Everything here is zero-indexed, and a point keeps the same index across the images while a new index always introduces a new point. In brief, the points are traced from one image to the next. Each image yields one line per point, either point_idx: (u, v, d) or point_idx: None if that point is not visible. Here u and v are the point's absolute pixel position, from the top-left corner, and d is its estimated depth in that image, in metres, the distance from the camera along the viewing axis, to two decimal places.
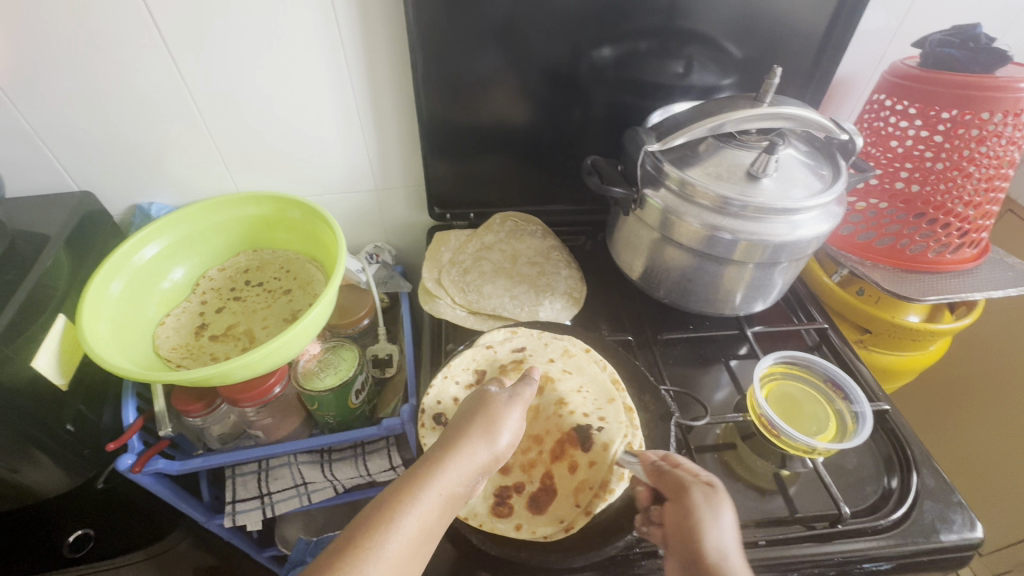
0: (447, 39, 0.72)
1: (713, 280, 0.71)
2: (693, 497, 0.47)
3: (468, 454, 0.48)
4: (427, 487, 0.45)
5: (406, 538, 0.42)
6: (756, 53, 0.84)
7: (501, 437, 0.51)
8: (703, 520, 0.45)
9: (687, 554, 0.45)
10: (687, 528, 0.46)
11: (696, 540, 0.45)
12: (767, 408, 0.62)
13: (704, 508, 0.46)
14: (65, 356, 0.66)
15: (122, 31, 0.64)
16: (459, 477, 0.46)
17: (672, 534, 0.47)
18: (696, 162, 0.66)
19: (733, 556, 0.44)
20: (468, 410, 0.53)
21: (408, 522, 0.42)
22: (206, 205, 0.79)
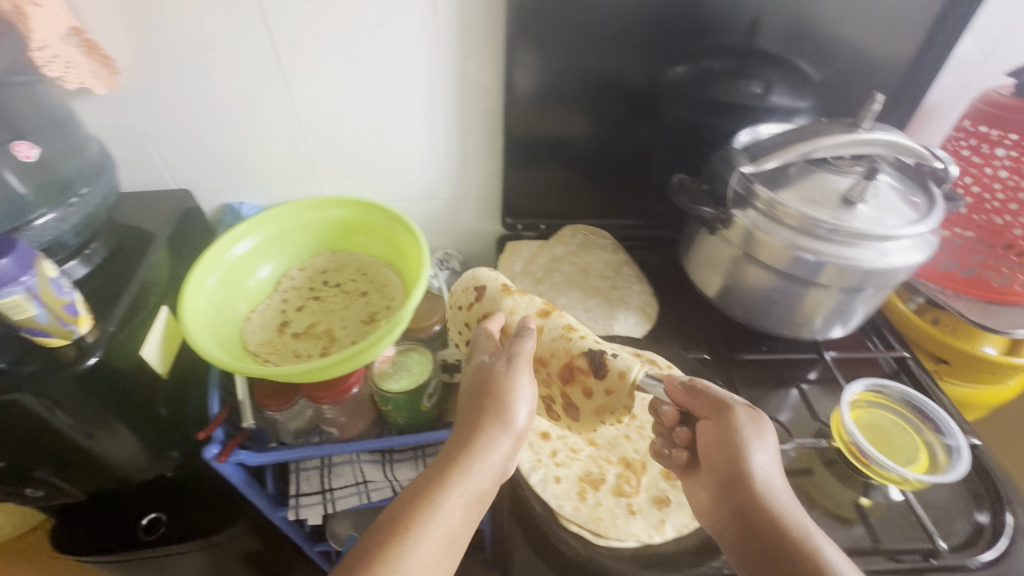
0: (537, 54, 0.74)
1: (796, 302, 0.71)
2: (738, 419, 0.51)
3: (491, 451, 0.51)
4: (451, 491, 0.48)
5: (433, 541, 0.47)
6: (838, 77, 0.84)
7: (519, 420, 0.52)
8: (747, 439, 0.50)
9: (729, 469, 0.50)
10: (730, 446, 0.51)
11: (741, 455, 0.50)
12: (857, 435, 0.62)
13: (748, 429, 0.51)
14: (167, 346, 0.68)
15: (236, 40, 0.67)
16: (481, 476, 0.50)
17: (712, 451, 0.52)
18: (789, 184, 0.66)
19: (772, 472, 0.50)
20: (482, 387, 0.53)
21: (432, 530, 0.47)
22: (291, 206, 0.82)
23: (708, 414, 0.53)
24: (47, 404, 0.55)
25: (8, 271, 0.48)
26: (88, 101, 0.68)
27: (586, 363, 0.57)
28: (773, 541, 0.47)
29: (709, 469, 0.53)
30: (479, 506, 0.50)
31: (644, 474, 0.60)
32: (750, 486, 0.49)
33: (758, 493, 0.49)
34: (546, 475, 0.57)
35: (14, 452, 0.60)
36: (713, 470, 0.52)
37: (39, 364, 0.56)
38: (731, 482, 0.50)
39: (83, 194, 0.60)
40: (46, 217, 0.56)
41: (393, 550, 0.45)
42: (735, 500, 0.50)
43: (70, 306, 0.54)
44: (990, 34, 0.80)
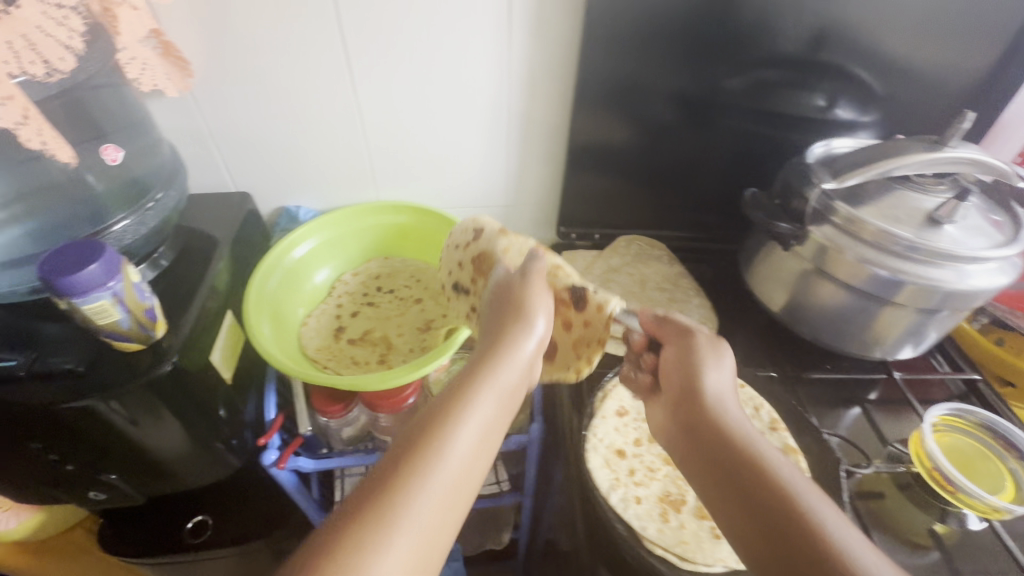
0: (608, 62, 0.73)
1: (869, 321, 0.69)
2: (694, 341, 0.52)
3: (517, 349, 0.48)
4: (481, 386, 0.45)
5: (468, 442, 0.42)
6: (906, 92, 0.82)
7: (542, 323, 0.51)
8: (702, 359, 0.51)
9: (685, 387, 0.51)
10: (688, 366, 0.52)
11: (693, 374, 0.51)
12: (942, 461, 0.61)
13: (705, 350, 0.52)
14: (229, 350, 0.68)
15: (308, 43, 0.66)
16: (510, 373, 0.47)
17: (671, 374, 0.53)
18: (870, 201, 0.65)
19: (726, 390, 0.50)
20: (505, 297, 0.53)
21: (467, 426, 0.43)
22: (348, 211, 0.81)
23: (672, 339, 0.54)
24: (122, 410, 0.55)
25: (97, 277, 0.48)
26: (159, 102, 0.68)
27: (568, 296, 0.55)
28: (718, 449, 0.46)
29: (667, 392, 0.53)
30: (510, 408, 0.47)
31: None
32: (700, 402, 0.49)
33: (707, 407, 0.49)
34: (626, 495, 0.56)
35: (82, 455, 0.59)
36: (670, 393, 0.53)
37: (115, 370, 0.55)
38: (683, 401, 0.51)
39: (158, 199, 0.58)
40: (125, 222, 0.55)
41: (431, 449, 0.41)
42: (686, 416, 0.50)
43: (150, 312, 0.54)
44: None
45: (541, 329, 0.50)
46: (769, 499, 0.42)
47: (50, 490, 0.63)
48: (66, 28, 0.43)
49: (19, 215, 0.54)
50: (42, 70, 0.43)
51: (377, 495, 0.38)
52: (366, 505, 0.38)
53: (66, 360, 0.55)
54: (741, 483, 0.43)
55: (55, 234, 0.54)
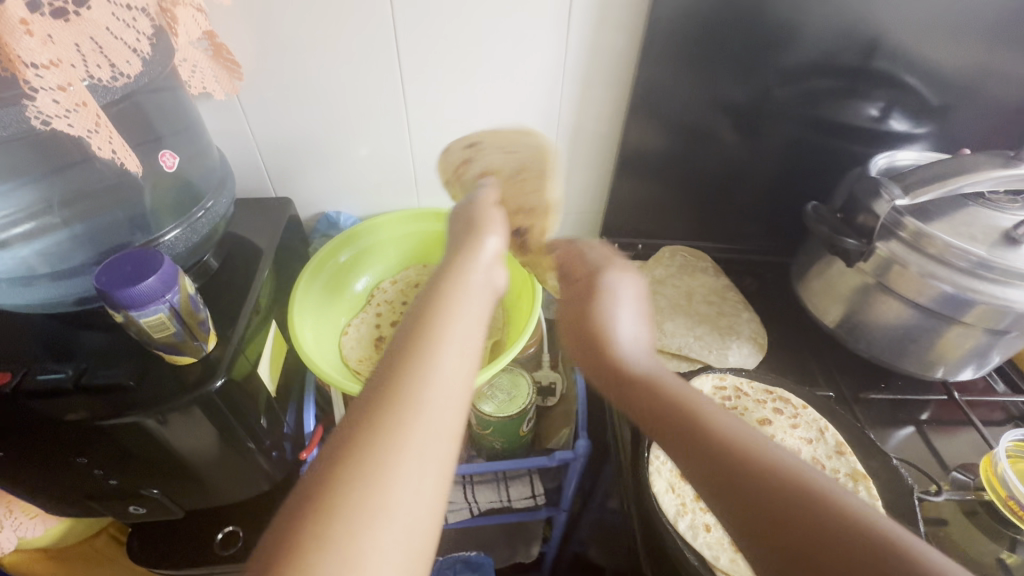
0: (664, 69, 0.70)
1: (934, 340, 0.67)
2: (588, 274, 0.50)
3: (475, 254, 0.46)
4: (446, 282, 0.41)
5: (451, 330, 0.37)
6: (967, 105, 0.79)
7: (494, 235, 0.49)
8: (602, 285, 0.49)
9: (583, 315, 0.47)
10: (587, 295, 0.49)
11: (589, 303, 0.48)
12: None
13: (605, 277, 0.49)
14: (273, 361, 0.67)
15: (358, 44, 0.64)
16: (476, 272, 0.44)
17: (570, 306, 0.50)
18: (940, 217, 0.62)
19: (631, 313, 0.47)
20: (456, 223, 0.53)
21: (446, 316, 0.38)
22: (391, 217, 0.79)
23: (570, 279, 0.53)
24: (170, 425, 0.53)
25: (155, 289, 0.46)
26: (206, 104, 0.67)
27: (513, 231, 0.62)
28: (621, 373, 0.42)
29: (567, 327, 0.49)
30: (489, 302, 0.42)
31: None
32: (598, 328, 0.46)
33: (604, 332, 0.45)
34: (694, 522, 0.55)
35: (127, 469, 0.57)
36: (570, 327, 0.49)
37: (165, 384, 0.53)
38: (581, 328, 0.47)
39: (208, 207, 0.57)
40: (175, 232, 0.54)
41: (421, 342, 0.36)
42: (585, 345, 0.46)
43: (204, 323, 0.52)
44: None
45: (491, 234, 0.49)
46: (682, 409, 0.38)
47: (92, 503, 0.61)
48: (134, 30, 0.42)
49: (70, 218, 0.54)
50: (109, 74, 0.40)
51: (365, 410, 0.32)
52: (355, 423, 0.32)
53: (115, 373, 0.53)
54: (650, 398, 0.40)
55: (106, 237, 0.55)
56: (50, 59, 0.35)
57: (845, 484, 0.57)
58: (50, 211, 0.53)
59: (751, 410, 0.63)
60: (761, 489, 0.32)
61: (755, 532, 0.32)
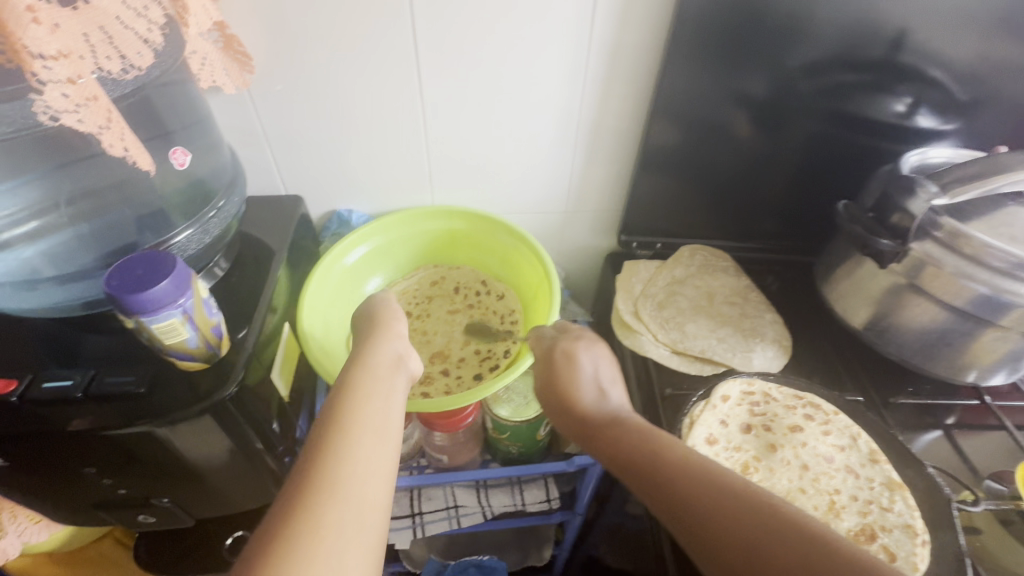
0: (689, 64, 0.68)
1: (968, 344, 0.65)
2: (547, 352, 0.57)
3: (381, 344, 0.49)
4: (351, 378, 0.44)
5: (365, 427, 0.40)
6: (999, 101, 0.77)
7: (398, 321, 0.53)
8: (560, 360, 0.55)
9: (558, 391, 0.54)
10: (554, 371, 0.55)
11: (557, 378, 0.54)
12: None
13: (559, 354, 0.55)
14: (285, 365, 0.64)
15: (373, 37, 0.62)
16: (379, 365, 0.46)
17: (545, 379, 0.56)
18: (978, 217, 0.60)
19: (592, 381, 0.53)
20: (362, 315, 0.54)
21: (358, 409, 0.41)
22: (402, 215, 0.77)
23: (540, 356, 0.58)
24: (182, 434, 0.51)
25: (168, 293, 0.44)
26: (217, 99, 0.64)
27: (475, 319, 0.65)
28: (596, 436, 0.49)
29: (548, 400, 0.56)
30: (401, 390, 0.45)
31: None
32: (572, 400, 0.52)
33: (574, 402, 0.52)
34: None
35: (138, 478, 0.55)
36: (552, 400, 0.55)
37: (178, 391, 0.51)
38: (559, 400, 0.54)
39: (219, 207, 0.55)
40: (186, 233, 0.52)
41: (334, 433, 0.38)
42: (569, 415, 0.53)
43: (216, 328, 0.50)
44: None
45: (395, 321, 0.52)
46: (641, 459, 0.43)
47: (102, 513, 0.59)
48: (145, 19, 0.39)
49: (75, 217, 0.52)
50: (119, 66, 0.38)
51: (285, 503, 0.35)
52: (276, 516, 0.34)
53: (125, 379, 0.50)
54: (618, 455, 0.45)
55: (112, 236, 0.52)
56: (58, 49, 0.33)
57: (880, 494, 0.55)
58: (57, 210, 0.51)
59: (781, 417, 0.61)
60: (705, 514, 0.37)
61: (710, 557, 0.37)
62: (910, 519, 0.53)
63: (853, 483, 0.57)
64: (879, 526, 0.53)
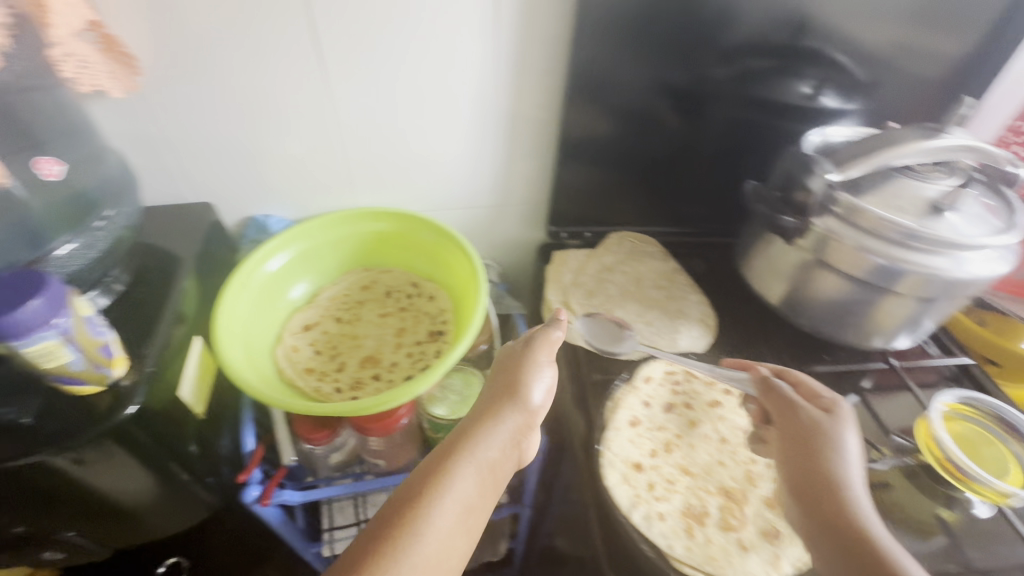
0: (594, 50, 0.68)
1: (871, 310, 0.69)
2: (809, 410, 0.51)
3: (501, 421, 0.52)
4: (461, 459, 0.48)
5: (453, 507, 0.45)
6: (892, 79, 0.81)
7: (532, 397, 0.53)
8: (833, 429, 0.50)
9: (813, 456, 0.49)
10: (807, 435, 0.50)
11: (813, 441, 0.50)
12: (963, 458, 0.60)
13: (829, 423, 0.50)
14: (201, 380, 0.61)
15: (265, 31, 0.59)
16: (488, 447, 0.50)
17: (793, 430, 0.51)
18: (872, 190, 0.63)
19: (860, 461, 0.49)
20: (494, 379, 0.56)
21: (436, 501, 0.45)
22: (323, 219, 0.75)
23: (780, 412, 0.54)
24: (79, 466, 0.48)
25: (40, 314, 0.41)
26: (104, 104, 0.61)
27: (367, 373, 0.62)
28: (836, 512, 0.45)
29: (781, 447, 0.51)
30: (487, 482, 0.48)
31: (747, 504, 0.54)
32: (831, 470, 0.48)
33: (834, 477, 0.47)
34: (649, 511, 0.52)
35: (33, 515, 0.52)
36: (790, 453, 0.50)
37: (70, 418, 0.48)
38: (806, 457, 0.49)
39: (109, 217, 0.53)
40: (68, 246, 0.49)
41: (405, 529, 0.43)
42: (810, 477, 0.48)
43: (106, 347, 0.47)
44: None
45: (532, 405, 0.52)
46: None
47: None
48: None
49: None
50: None
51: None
52: None
53: (8, 412, 0.48)
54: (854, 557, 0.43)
55: None
56: None
57: None
58: None
59: (701, 394, 0.63)
60: None
61: None
62: None
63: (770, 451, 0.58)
64: None
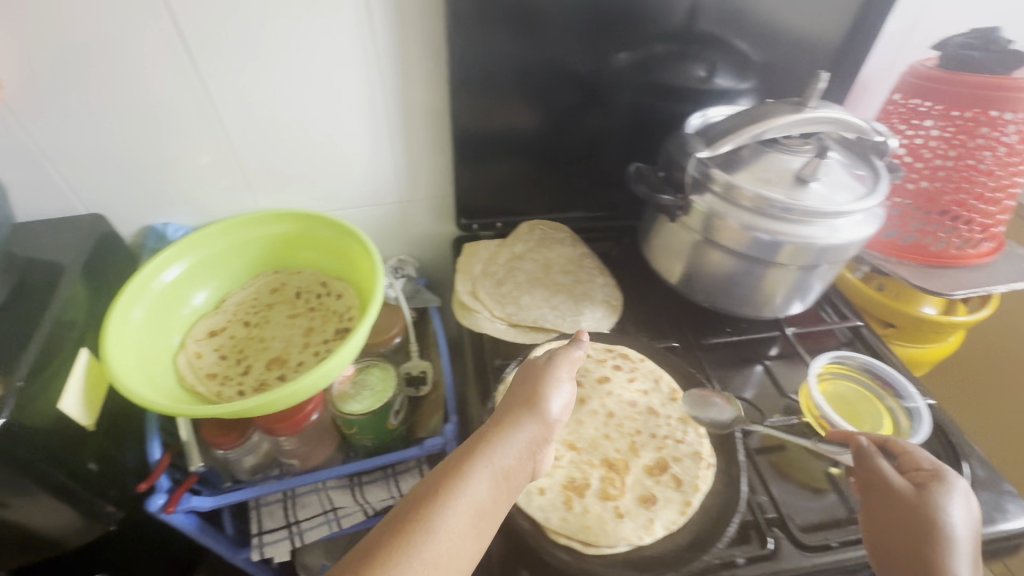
0: (472, 41, 0.69)
1: (757, 282, 0.72)
2: (903, 481, 0.50)
3: (520, 428, 0.47)
4: (477, 463, 0.44)
5: (464, 510, 0.42)
6: (779, 58, 0.83)
7: (552, 408, 0.49)
8: (927, 502, 0.48)
9: (906, 531, 0.48)
10: (906, 506, 0.49)
11: (899, 514, 0.49)
12: (825, 408, 0.63)
13: (923, 496, 0.49)
14: (91, 393, 0.62)
15: (130, 36, 0.60)
16: (505, 453, 0.46)
17: (882, 502, 0.51)
18: (743, 166, 0.66)
19: (964, 533, 0.47)
20: (513, 385, 0.52)
21: (444, 506, 0.41)
22: (223, 225, 0.75)
23: (876, 480, 0.52)
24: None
25: None
26: None
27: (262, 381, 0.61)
28: None
29: (869, 519, 0.51)
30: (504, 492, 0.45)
31: (628, 474, 0.57)
32: (924, 544, 0.46)
33: (927, 554, 0.46)
34: (529, 488, 0.54)
35: None
36: (882, 522, 0.50)
37: None
38: (893, 530, 0.49)
39: None
40: None
41: (412, 532, 0.40)
42: (901, 553, 0.47)
43: None
44: (923, 7, 0.81)
45: (554, 415, 0.47)
46: None
47: None
48: None
49: None
50: None
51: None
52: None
53: None
54: None
55: None
56: None
57: (676, 428, 0.60)
58: None
59: (591, 371, 0.65)
60: None
61: None
62: (700, 446, 0.59)
63: (654, 422, 0.61)
64: (671, 457, 0.58)
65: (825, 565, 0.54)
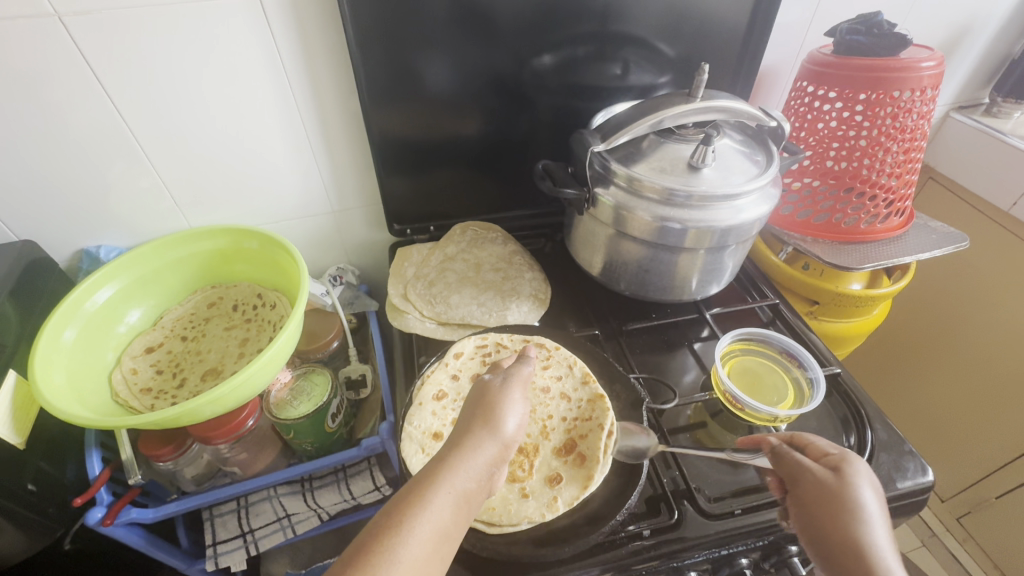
0: (384, 50, 0.71)
1: (670, 269, 0.75)
2: (817, 469, 0.49)
3: (478, 449, 0.46)
4: (437, 489, 0.42)
5: (427, 536, 0.40)
6: (690, 53, 0.86)
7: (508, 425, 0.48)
8: (844, 488, 0.47)
9: (830, 520, 0.46)
10: (822, 495, 0.47)
11: (821, 507, 0.47)
12: (730, 383, 0.67)
13: (836, 480, 0.48)
14: (20, 413, 0.64)
15: (41, 66, 0.61)
16: (468, 476, 0.44)
17: (805, 495, 0.48)
18: (641, 158, 0.69)
19: (878, 513, 0.46)
20: (468, 404, 0.50)
21: (405, 538, 0.39)
22: (156, 244, 0.78)
23: (793, 475, 0.51)
24: None
25: None
26: None
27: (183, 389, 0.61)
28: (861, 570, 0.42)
29: (799, 515, 0.48)
30: (466, 514, 0.43)
31: (538, 455, 0.62)
32: (851, 530, 0.44)
33: (855, 541, 0.44)
34: None
35: None
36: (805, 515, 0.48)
37: None
38: (820, 522, 0.46)
39: None
40: None
41: (377, 565, 0.38)
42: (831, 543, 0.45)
43: None
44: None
45: (512, 434, 0.46)
46: None
47: None
48: None
49: None
50: None
51: None
52: None
53: None
54: None
55: None
56: None
57: (585, 409, 0.64)
58: None
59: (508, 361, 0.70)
60: None
61: None
62: (604, 418, 0.62)
63: (565, 406, 0.65)
64: (578, 437, 0.62)
65: (728, 530, 0.55)
